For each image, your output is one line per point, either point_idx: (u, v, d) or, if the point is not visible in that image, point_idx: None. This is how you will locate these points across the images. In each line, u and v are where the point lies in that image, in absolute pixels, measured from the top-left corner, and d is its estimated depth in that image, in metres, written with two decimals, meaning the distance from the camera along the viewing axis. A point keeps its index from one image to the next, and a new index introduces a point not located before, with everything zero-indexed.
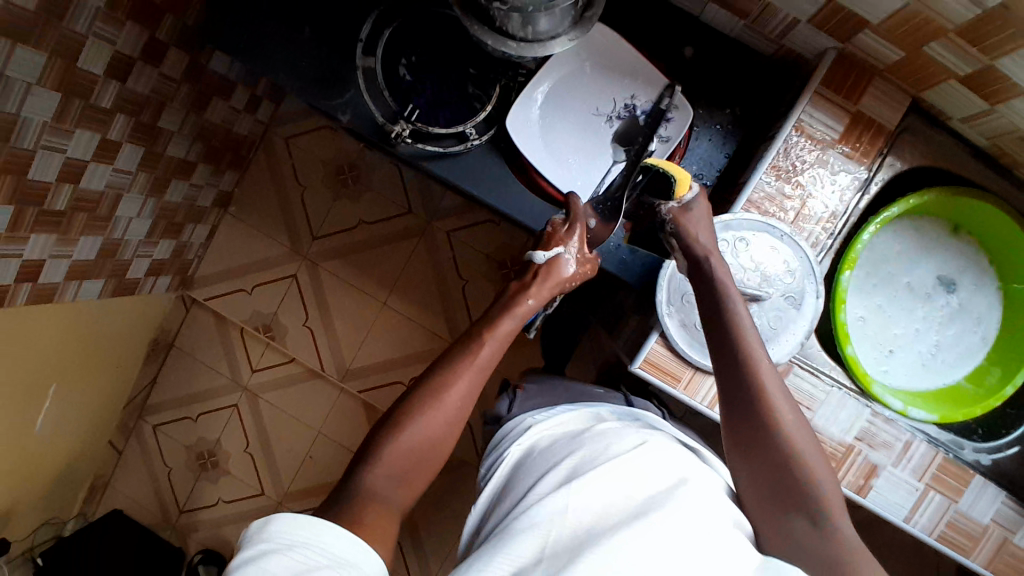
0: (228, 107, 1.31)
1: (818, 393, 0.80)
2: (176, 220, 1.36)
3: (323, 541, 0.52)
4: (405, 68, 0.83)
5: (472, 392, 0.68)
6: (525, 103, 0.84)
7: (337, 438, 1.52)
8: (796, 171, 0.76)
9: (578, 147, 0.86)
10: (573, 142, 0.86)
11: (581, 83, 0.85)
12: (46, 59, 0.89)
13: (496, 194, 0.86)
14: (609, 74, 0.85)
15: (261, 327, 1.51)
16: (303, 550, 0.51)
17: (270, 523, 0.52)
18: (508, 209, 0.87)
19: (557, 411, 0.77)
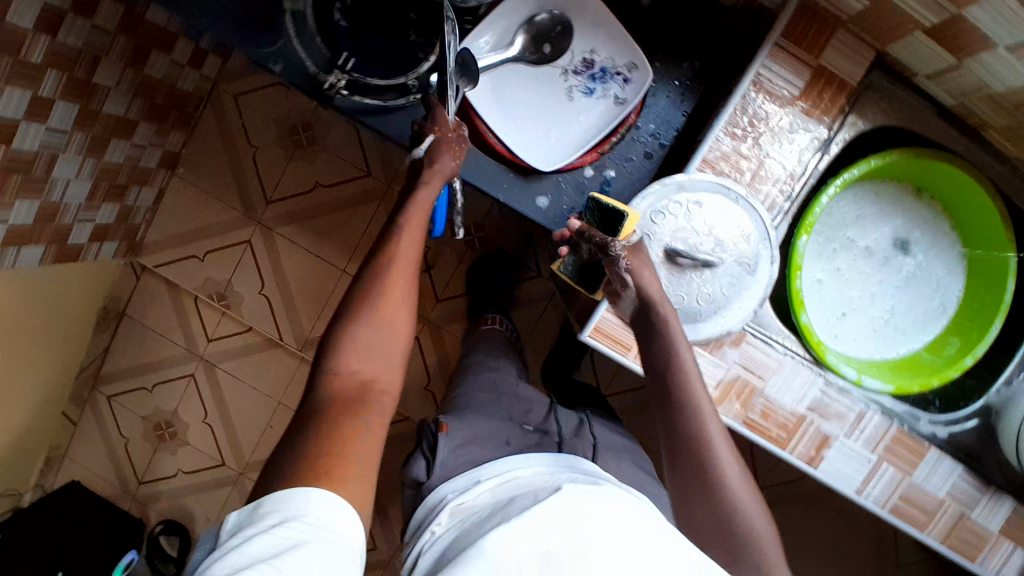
0: (170, 61, 1.23)
1: (771, 363, 0.76)
2: (119, 182, 1.29)
3: (302, 510, 0.54)
4: (340, 14, 0.77)
5: (381, 333, 0.69)
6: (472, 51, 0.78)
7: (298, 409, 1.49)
8: (754, 129, 0.72)
9: (531, 103, 0.80)
10: (526, 97, 0.80)
11: (540, 31, 0.79)
12: None
13: None
14: (566, 22, 0.78)
15: (215, 295, 1.45)
16: (288, 525, 0.52)
17: (257, 508, 0.55)
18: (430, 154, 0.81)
19: (481, 481, 0.79)
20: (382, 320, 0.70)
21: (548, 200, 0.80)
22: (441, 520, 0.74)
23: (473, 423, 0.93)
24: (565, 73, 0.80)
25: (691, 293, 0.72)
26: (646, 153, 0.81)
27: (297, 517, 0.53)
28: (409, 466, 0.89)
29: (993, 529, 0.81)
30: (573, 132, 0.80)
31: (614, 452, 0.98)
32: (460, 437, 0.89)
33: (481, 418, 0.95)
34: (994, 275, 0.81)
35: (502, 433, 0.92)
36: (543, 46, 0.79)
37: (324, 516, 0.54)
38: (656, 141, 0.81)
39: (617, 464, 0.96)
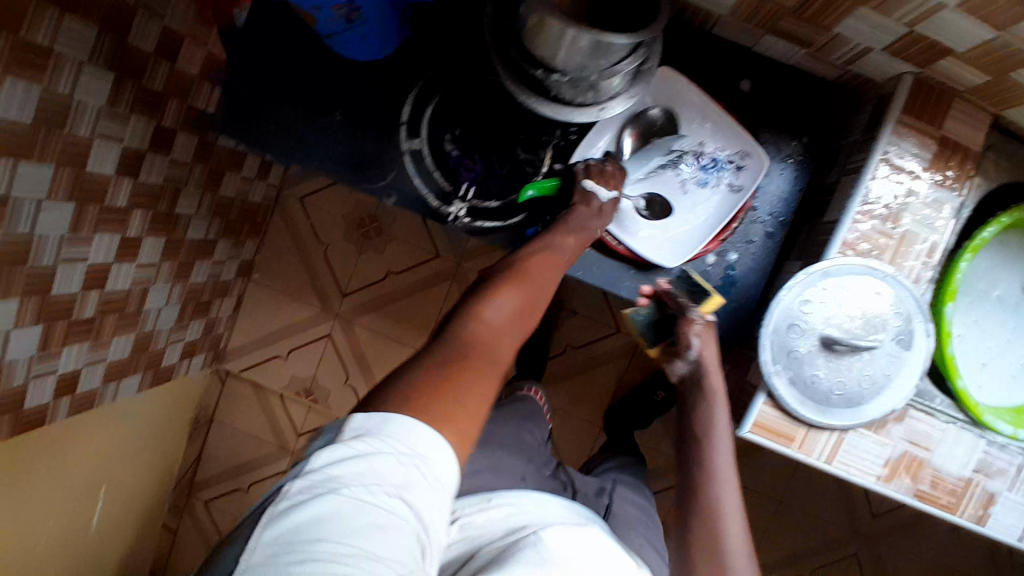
0: (241, 178, 1.26)
1: (935, 433, 0.76)
2: (203, 299, 1.30)
3: (411, 441, 0.47)
4: (451, 143, 0.79)
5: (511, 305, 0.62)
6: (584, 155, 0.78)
7: None
8: (891, 208, 0.71)
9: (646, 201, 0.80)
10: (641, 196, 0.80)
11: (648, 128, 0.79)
12: (51, 170, 0.85)
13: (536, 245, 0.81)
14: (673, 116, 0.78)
15: (301, 391, 1.46)
16: (396, 457, 0.46)
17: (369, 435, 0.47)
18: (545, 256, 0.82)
19: (493, 502, 0.78)
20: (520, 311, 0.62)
21: None
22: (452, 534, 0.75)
23: (496, 453, 0.93)
24: (677, 167, 0.79)
25: (856, 378, 0.71)
26: (766, 233, 0.79)
27: (406, 452, 0.47)
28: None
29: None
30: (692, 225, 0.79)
31: (631, 522, 0.94)
32: (480, 464, 0.89)
33: (504, 451, 0.94)
34: None
35: (521, 468, 0.92)
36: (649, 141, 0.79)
37: (426, 446, 0.47)
38: (774, 221, 0.79)
39: (632, 533, 0.91)
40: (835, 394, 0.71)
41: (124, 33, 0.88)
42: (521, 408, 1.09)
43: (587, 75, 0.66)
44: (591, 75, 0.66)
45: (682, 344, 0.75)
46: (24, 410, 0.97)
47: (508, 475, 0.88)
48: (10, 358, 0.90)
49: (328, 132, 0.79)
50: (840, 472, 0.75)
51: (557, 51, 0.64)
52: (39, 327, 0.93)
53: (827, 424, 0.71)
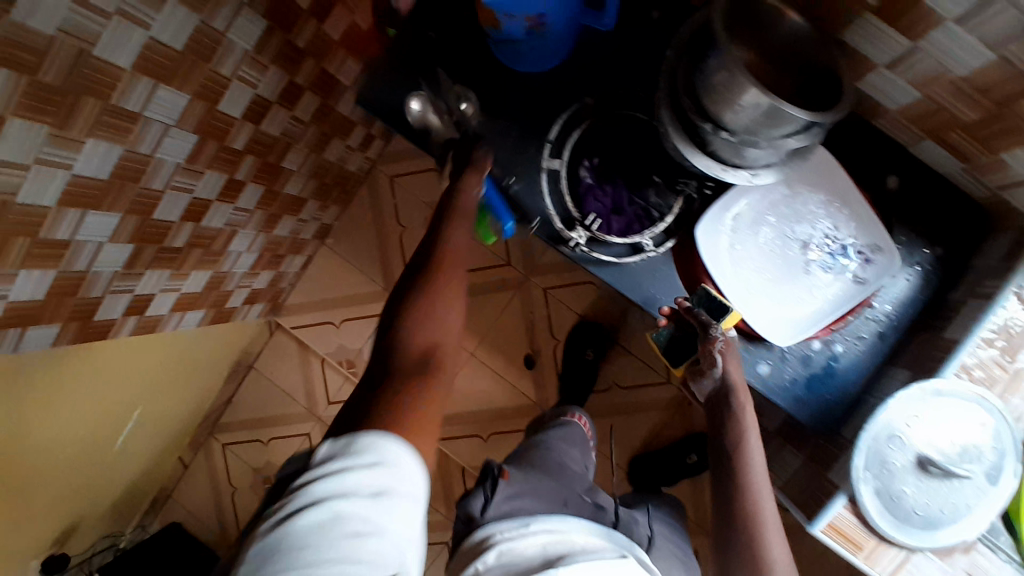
0: (345, 146, 1.28)
1: (994, 573, 0.71)
2: (278, 252, 1.32)
3: (379, 455, 0.53)
4: (586, 170, 0.80)
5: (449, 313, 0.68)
6: (718, 213, 0.78)
7: None
8: (1013, 342, 0.69)
9: (767, 275, 0.79)
10: (764, 268, 0.79)
11: (784, 203, 0.79)
12: (186, 100, 0.86)
13: (653, 292, 0.80)
14: (808, 197, 0.78)
15: (344, 361, 1.47)
16: (375, 470, 0.52)
17: (353, 442, 0.54)
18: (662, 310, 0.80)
19: (531, 528, 0.73)
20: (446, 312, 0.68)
21: (770, 367, 0.79)
22: (487, 559, 0.71)
23: (537, 477, 0.86)
24: (807, 248, 0.78)
25: (943, 504, 0.69)
26: (878, 332, 0.79)
27: (385, 466, 0.53)
28: (465, 499, 0.81)
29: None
30: (811, 308, 0.77)
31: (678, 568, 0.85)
32: (520, 486, 0.82)
33: (543, 475, 0.87)
34: None
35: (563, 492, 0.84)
36: (780, 213, 0.79)
37: (397, 463, 0.54)
38: (888, 322, 0.79)
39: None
40: (917, 514, 0.69)
41: None
42: (565, 436, 0.99)
43: (751, 144, 0.66)
44: (758, 144, 0.66)
45: (706, 363, 0.73)
46: (93, 322, 0.98)
47: (549, 501, 0.81)
48: (96, 270, 0.92)
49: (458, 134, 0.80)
50: None
51: (736, 112, 0.63)
52: (131, 246, 0.95)
53: (902, 542, 0.69)
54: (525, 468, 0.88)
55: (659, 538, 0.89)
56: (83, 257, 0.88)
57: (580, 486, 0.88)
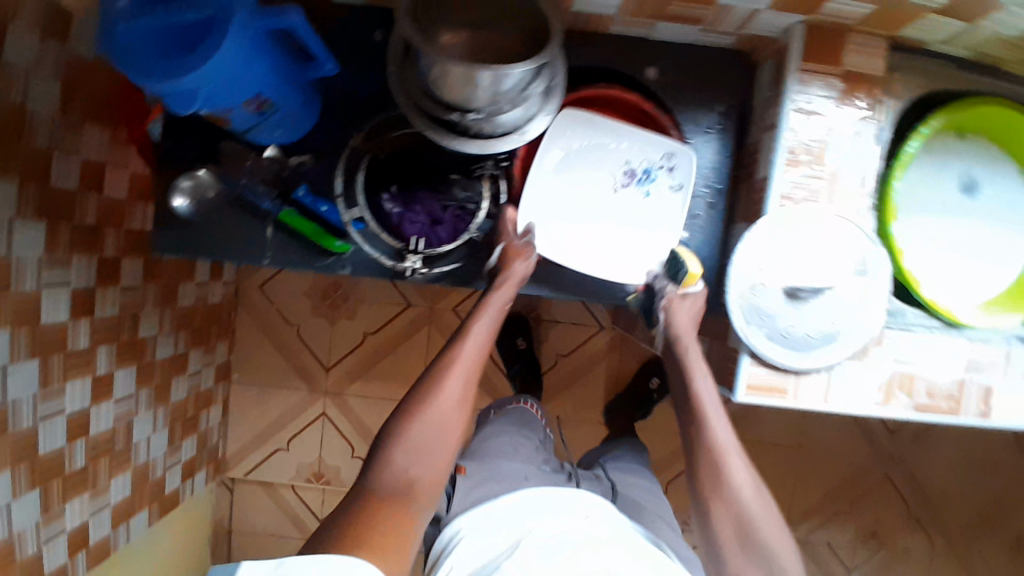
0: (196, 285, 1.26)
1: (918, 347, 0.78)
2: (189, 414, 1.29)
3: None
4: (388, 200, 0.81)
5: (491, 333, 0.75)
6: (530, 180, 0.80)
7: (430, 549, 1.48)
8: (815, 150, 0.74)
9: (600, 233, 0.82)
10: (594, 226, 0.82)
11: (576, 165, 0.80)
12: (8, 333, 0.83)
13: None
14: (591, 150, 0.80)
15: (312, 476, 1.44)
16: None
17: None
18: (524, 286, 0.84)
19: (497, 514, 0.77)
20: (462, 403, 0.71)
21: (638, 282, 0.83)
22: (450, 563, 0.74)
23: (494, 460, 0.86)
24: (614, 189, 0.81)
25: (830, 316, 0.73)
26: (709, 204, 0.84)
27: None
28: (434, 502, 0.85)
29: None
30: (652, 238, 0.82)
31: (649, 509, 0.89)
32: (478, 475, 0.83)
33: (504, 454, 0.88)
34: None
35: (522, 470, 0.85)
36: (577, 174, 0.80)
37: None
38: (713, 188, 0.83)
39: (650, 519, 0.87)
40: (812, 337, 0.73)
41: (46, 179, 0.87)
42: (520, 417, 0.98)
43: (504, 108, 0.69)
44: (508, 104, 0.69)
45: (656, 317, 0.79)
46: None
47: (511, 482, 0.82)
48: (19, 529, 0.88)
49: (279, 198, 0.81)
50: (841, 408, 0.77)
51: (471, 95, 0.66)
52: (37, 491, 0.90)
53: (813, 367, 0.74)
54: (478, 452, 0.88)
55: (624, 485, 0.93)
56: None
57: (537, 456, 0.90)
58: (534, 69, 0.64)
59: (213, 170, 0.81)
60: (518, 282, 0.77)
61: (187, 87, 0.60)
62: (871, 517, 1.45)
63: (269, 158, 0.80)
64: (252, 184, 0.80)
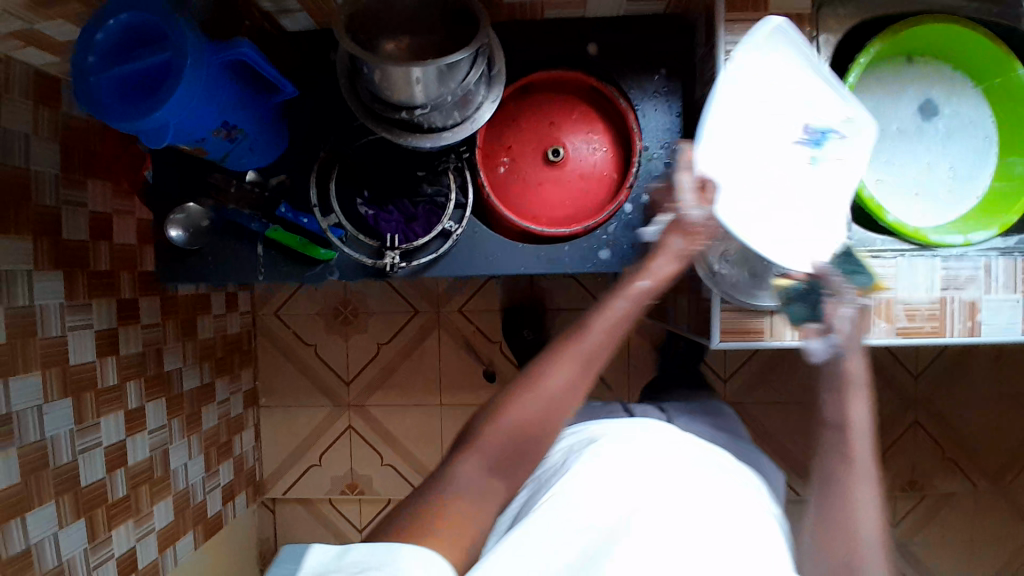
0: (213, 317, 1.34)
1: (889, 272, 0.78)
2: (222, 440, 1.36)
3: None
4: (363, 205, 0.86)
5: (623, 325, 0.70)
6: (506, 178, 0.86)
7: None
8: None
9: (782, 199, 0.73)
10: (756, 185, 0.73)
11: (745, 123, 0.72)
12: (39, 375, 0.91)
13: (491, 262, 0.87)
14: (765, 105, 0.73)
15: (346, 487, 1.49)
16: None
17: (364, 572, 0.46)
18: (505, 270, 0.87)
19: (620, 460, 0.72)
20: (581, 387, 0.67)
21: (609, 249, 0.87)
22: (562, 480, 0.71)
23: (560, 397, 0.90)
24: (789, 151, 0.73)
25: None
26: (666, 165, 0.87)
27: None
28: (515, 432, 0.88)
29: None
30: (829, 210, 0.75)
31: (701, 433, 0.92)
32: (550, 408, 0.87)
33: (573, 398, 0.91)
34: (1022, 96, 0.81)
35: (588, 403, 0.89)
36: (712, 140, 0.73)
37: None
38: (669, 148, 0.87)
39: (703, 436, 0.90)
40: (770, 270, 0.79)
41: (58, 233, 0.95)
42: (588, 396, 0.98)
43: (450, 103, 0.76)
44: (450, 99, 0.76)
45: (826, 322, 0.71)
46: None
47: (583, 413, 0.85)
48: (70, 555, 0.96)
49: (264, 218, 0.87)
50: None
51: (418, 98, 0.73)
52: (83, 520, 0.98)
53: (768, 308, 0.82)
54: None
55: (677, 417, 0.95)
56: (49, 553, 0.92)
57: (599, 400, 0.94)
58: (464, 63, 0.71)
59: (204, 202, 0.88)
60: (682, 255, 0.73)
61: (154, 123, 0.67)
62: (908, 463, 1.43)
63: (251, 182, 0.87)
64: (239, 208, 0.87)
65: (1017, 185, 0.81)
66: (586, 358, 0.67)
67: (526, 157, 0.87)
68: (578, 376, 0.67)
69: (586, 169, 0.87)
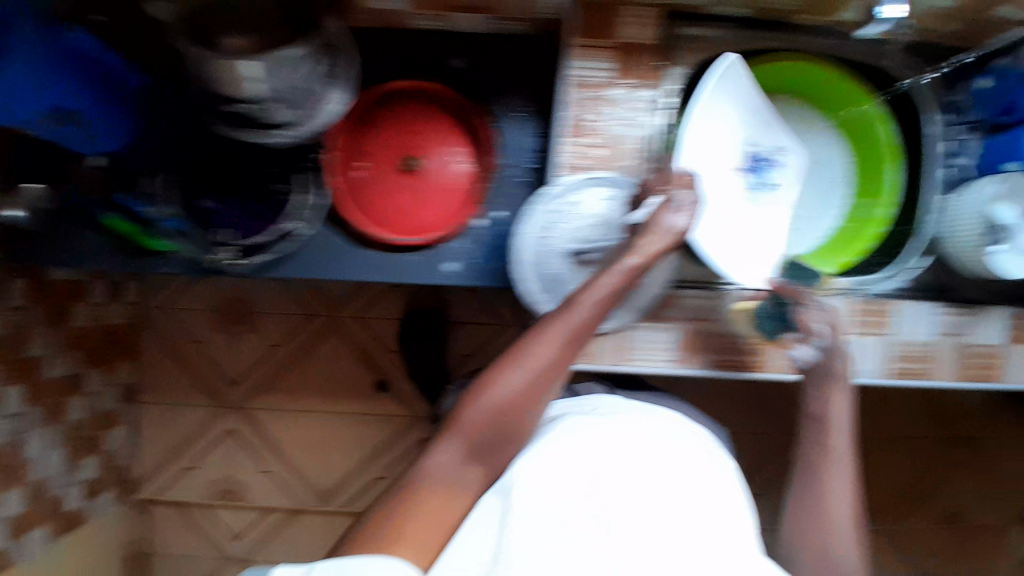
0: (90, 306, 1.28)
1: (712, 305, 0.81)
2: (87, 435, 1.30)
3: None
4: (206, 198, 0.85)
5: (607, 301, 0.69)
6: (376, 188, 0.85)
7: None
8: (593, 121, 0.77)
9: (728, 224, 0.79)
10: (713, 208, 0.78)
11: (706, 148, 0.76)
12: None
13: (332, 265, 0.86)
14: (720, 132, 0.78)
15: (222, 493, 1.46)
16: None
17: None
18: (347, 274, 0.86)
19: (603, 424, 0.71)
20: (558, 368, 0.68)
21: (458, 263, 0.86)
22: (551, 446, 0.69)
23: None
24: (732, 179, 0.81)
25: (614, 267, 0.78)
26: (522, 183, 0.87)
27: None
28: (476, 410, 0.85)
29: (1004, 343, 0.83)
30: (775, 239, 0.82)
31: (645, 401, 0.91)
32: None
33: None
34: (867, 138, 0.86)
35: None
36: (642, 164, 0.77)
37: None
38: (524, 167, 0.87)
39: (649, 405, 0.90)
40: None
41: None
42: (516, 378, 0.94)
43: (291, 97, 0.75)
44: (291, 93, 0.75)
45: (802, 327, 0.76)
46: None
47: None
48: None
49: (103, 204, 0.83)
50: (642, 368, 0.81)
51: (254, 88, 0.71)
52: None
53: (604, 330, 0.79)
54: None
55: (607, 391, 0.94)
56: None
57: None
58: (298, 55, 0.71)
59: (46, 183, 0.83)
60: (675, 237, 0.68)
61: None
62: None
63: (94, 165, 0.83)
64: (81, 191, 0.83)
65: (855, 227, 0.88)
66: (563, 344, 0.68)
67: (381, 161, 0.87)
68: (551, 361, 0.68)
69: (441, 178, 0.87)
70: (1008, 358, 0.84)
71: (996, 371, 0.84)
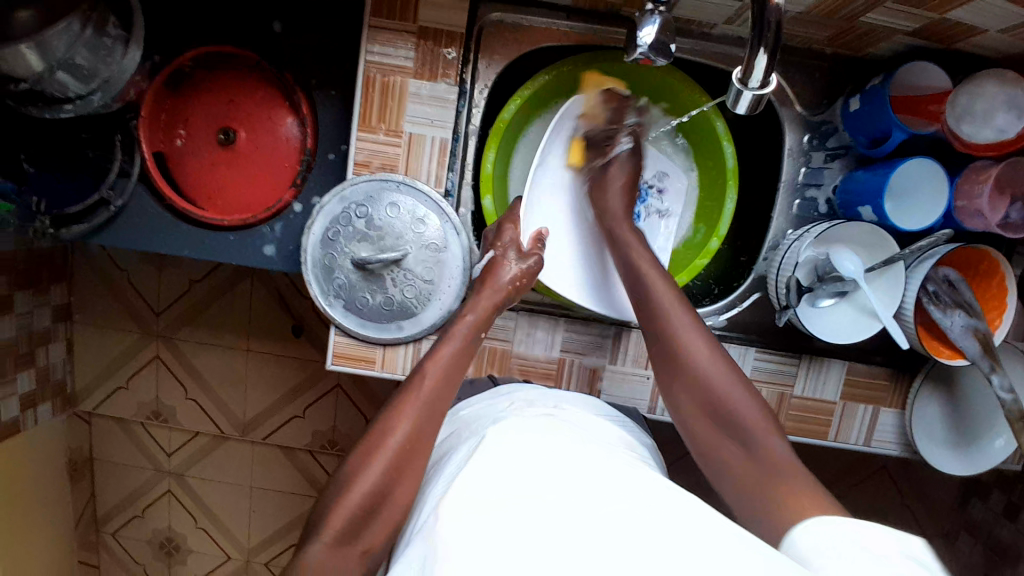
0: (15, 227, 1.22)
1: (512, 325, 0.76)
2: (23, 351, 1.29)
3: None
4: (27, 163, 0.81)
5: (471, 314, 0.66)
6: (191, 162, 0.84)
7: (270, 486, 1.51)
8: (389, 117, 0.72)
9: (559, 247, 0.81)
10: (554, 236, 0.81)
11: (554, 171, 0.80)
12: None
13: (156, 241, 0.84)
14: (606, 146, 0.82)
15: (151, 414, 1.49)
16: None
17: None
18: (167, 250, 0.85)
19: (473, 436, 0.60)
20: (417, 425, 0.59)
21: (275, 246, 0.84)
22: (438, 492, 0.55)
23: None
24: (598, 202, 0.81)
25: (403, 287, 0.74)
26: (341, 169, 0.84)
27: None
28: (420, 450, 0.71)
29: (834, 397, 0.76)
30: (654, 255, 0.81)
31: None
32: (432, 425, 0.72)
33: None
34: (708, 145, 0.80)
35: None
36: (454, 162, 0.76)
37: None
38: (344, 150, 0.84)
39: None
40: (387, 309, 0.74)
41: None
42: None
43: (78, 68, 0.71)
44: (80, 62, 0.70)
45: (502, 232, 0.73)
46: None
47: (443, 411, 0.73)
48: None
49: None
50: None
51: (32, 68, 0.67)
52: None
53: (403, 333, 0.74)
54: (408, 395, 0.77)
55: None
56: None
57: None
58: (63, 26, 0.66)
59: None
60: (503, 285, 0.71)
61: None
62: None
63: None
64: None
65: (691, 253, 0.81)
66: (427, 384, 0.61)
67: (202, 136, 0.84)
68: (419, 418, 0.61)
69: (261, 155, 0.84)
70: (837, 417, 0.76)
71: (823, 428, 0.76)
